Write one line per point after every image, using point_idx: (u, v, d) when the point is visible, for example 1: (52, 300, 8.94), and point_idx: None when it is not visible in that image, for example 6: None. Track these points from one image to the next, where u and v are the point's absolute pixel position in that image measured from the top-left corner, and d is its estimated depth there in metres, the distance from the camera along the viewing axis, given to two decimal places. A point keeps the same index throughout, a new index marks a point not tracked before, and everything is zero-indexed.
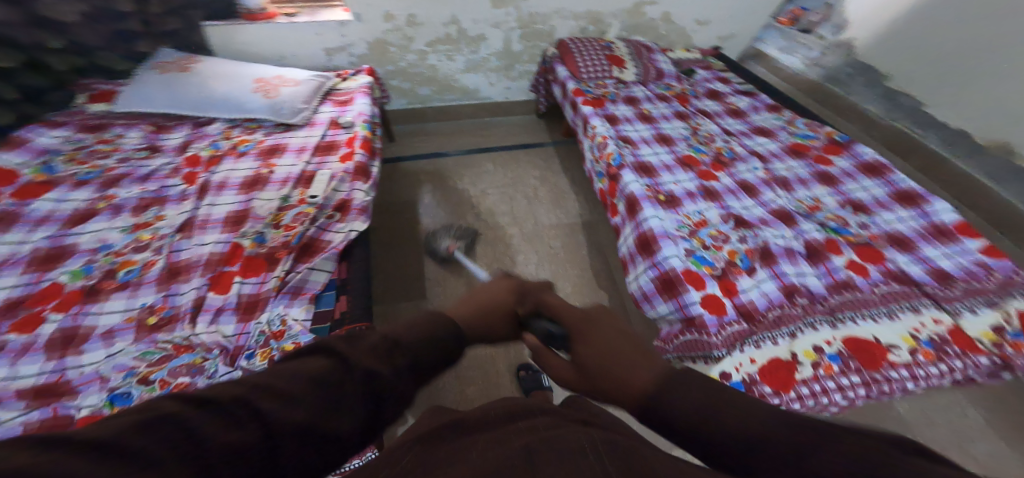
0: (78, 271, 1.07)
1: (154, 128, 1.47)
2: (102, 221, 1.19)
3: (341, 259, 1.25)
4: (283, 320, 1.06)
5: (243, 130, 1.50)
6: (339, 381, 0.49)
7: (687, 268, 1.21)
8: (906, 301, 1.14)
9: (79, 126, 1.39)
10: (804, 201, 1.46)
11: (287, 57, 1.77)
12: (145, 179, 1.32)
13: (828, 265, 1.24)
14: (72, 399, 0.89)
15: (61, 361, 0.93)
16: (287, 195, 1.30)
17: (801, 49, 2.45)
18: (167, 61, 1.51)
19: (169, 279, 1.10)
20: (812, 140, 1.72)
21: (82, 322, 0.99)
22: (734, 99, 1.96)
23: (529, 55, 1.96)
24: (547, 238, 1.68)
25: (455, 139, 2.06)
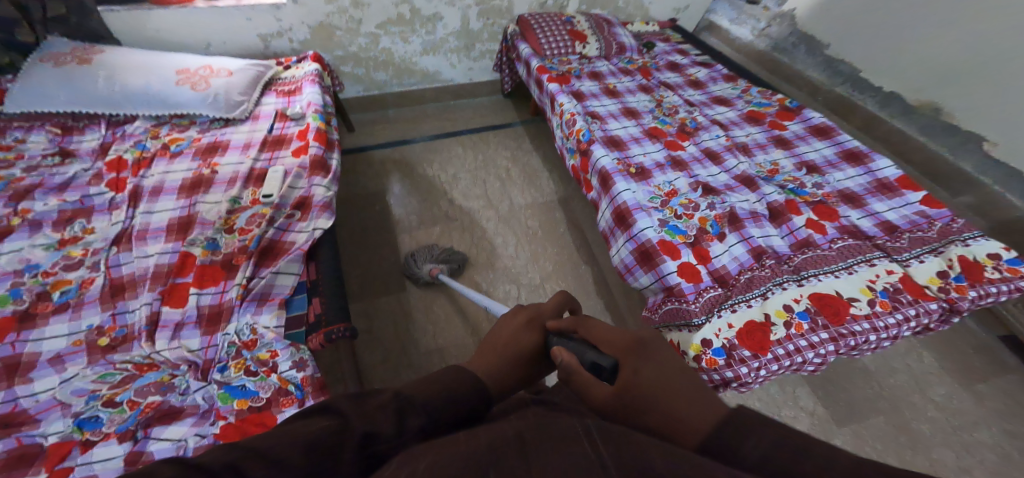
0: (4, 296, 0.96)
1: (61, 129, 1.34)
2: (21, 238, 1.07)
3: (309, 260, 1.17)
4: (253, 329, 1.00)
5: (172, 127, 1.39)
6: (332, 444, 0.46)
7: (662, 238, 1.24)
8: (861, 255, 1.22)
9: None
10: (763, 165, 1.51)
11: (214, 45, 1.62)
12: (61, 188, 1.19)
13: (790, 225, 1.31)
14: (33, 427, 0.81)
15: (9, 391, 0.85)
16: (237, 196, 1.21)
17: (750, 21, 2.42)
18: (63, 51, 1.35)
19: (113, 297, 1.01)
20: (766, 108, 1.77)
21: (22, 350, 0.90)
22: (694, 70, 1.98)
23: (489, 33, 1.89)
24: (523, 218, 1.66)
25: (419, 124, 1.98)
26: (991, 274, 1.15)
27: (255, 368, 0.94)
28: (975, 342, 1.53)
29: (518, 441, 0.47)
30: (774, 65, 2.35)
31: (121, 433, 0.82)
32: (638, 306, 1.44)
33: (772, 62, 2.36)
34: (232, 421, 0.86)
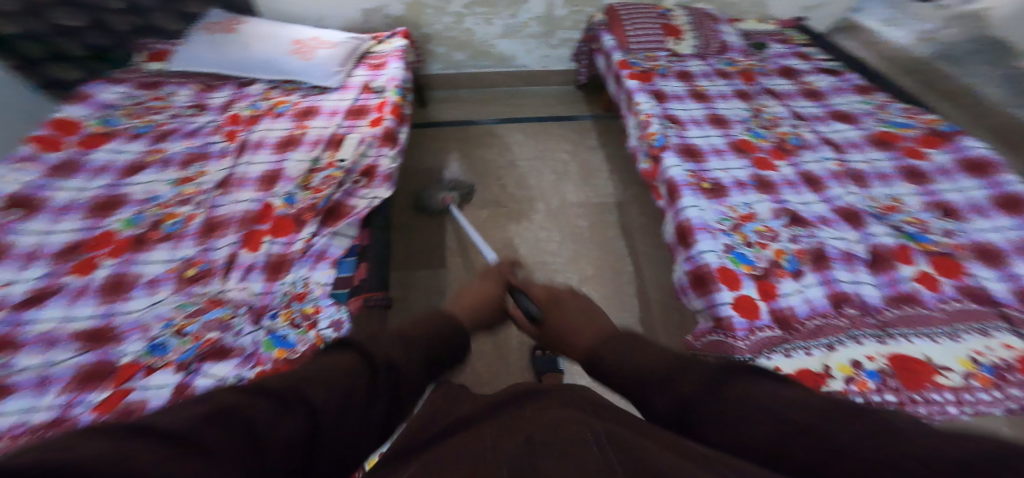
0: (129, 220, 1.15)
1: (203, 86, 1.53)
2: (152, 173, 1.27)
3: (364, 226, 1.25)
4: (306, 283, 1.06)
5: (282, 91, 1.51)
6: (362, 375, 0.52)
7: (723, 265, 1.10)
8: (975, 321, 0.98)
9: (137, 83, 1.51)
10: (880, 199, 1.28)
11: (324, 19, 1.76)
12: (191, 135, 1.38)
13: (893, 275, 1.08)
14: (118, 345, 0.93)
15: (111, 307, 0.99)
16: (316, 157, 1.31)
17: (911, 22, 1.94)
18: (215, 21, 1.54)
19: (207, 234, 1.14)
20: (907, 130, 1.47)
21: (129, 270, 1.06)
22: (815, 78, 1.73)
23: (572, 20, 1.83)
24: (572, 216, 1.61)
25: (490, 105, 2.01)
26: None
27: (298, 321, 0.99)
28: None
29: (527, 445, 0.44)
30: (929, 78, 1.78)
31: (178, 363, 0.89)
32: (677, 328, 1.33)
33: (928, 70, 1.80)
34: (267, 369, 0.90)
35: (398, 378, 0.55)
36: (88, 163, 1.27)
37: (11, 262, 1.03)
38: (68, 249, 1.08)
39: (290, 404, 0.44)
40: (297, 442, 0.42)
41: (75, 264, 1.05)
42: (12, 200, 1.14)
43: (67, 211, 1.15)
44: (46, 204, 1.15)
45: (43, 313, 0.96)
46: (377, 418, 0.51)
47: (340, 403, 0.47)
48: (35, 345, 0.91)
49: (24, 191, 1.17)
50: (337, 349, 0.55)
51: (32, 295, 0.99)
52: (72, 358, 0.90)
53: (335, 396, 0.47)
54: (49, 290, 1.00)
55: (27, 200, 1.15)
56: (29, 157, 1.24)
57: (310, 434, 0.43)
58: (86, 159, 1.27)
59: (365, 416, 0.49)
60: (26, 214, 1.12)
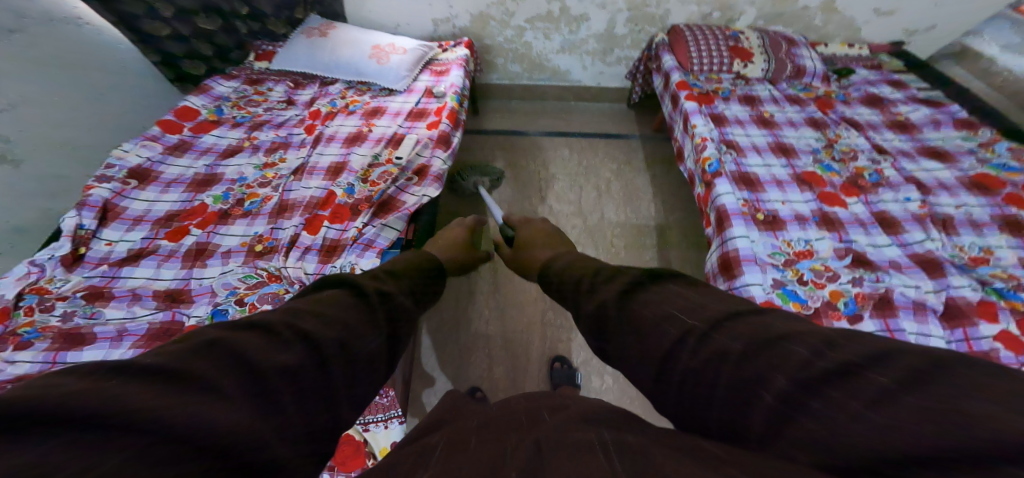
0: (219, 196, 1.32)
1: (294, 84, 1.69)
2: (244, 157, 1.44)
3: (410, 221, 1.33)
4: (352, 268, 1.13)
5: (356, 91, 1.65)
6: (356, 307, 0.57)
7: (770, 300, 1.04)
8: None
9: (245, 80, 1.70)
10: (966, 249, 1.13)
11: (401, 26, 1.86)
12: (279, 126, 1.55)
13: (970, 332, 0.97)
14: (188, 307, 1.07)
15: (190, 271, 1.15)
16: (377, 153, 1.43)
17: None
18: (313, 26, 1.70)
19: (277, 214, 1.28)
20: (1013, 173, 1.29)
21: (212, 239, 1.22)
22: (908, 108, 1.56)
23: (632, 39, 1.82)
24: (609, 234, 1.60)
25: (535, 119, 2.04)
26: None
27: None
28: None
29: (536, 447, 0.44)
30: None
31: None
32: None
33: None
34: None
35: (394, 309, 0.62)
36: (198, 143, 1.47)
37: (120, 224, 1.21)
38: (168, 217, 1.26)
39: (284, 337, 0.48)
40: (303, 370, 0.46)
41: (170, 230, 1.22)
42: (132, 171, 1.31)
43: (173, 184, 1.34)
44: (159, 177, 1.34)
45: (135, 271, 1.13)
46: (384, 348, 0.56)
47: (340, 332, 0.52)
48: (122, 299, 1.06)
49: (143, 165, 1.35)
50: (320, 291, 0.59)
51: (131, 254, 1.16)
52: (148, 315, 1.04)
53: (332, 331, 0.52)
54: (143, 251, 1.17)
55: (146, 173, 1.34)
56: (155, 136, 1.42)
57: (317, 368, 0.48)
58: (198, 141, 1.47)
59: (369, 348, 0.54)
60: (139, 183, 1.31)
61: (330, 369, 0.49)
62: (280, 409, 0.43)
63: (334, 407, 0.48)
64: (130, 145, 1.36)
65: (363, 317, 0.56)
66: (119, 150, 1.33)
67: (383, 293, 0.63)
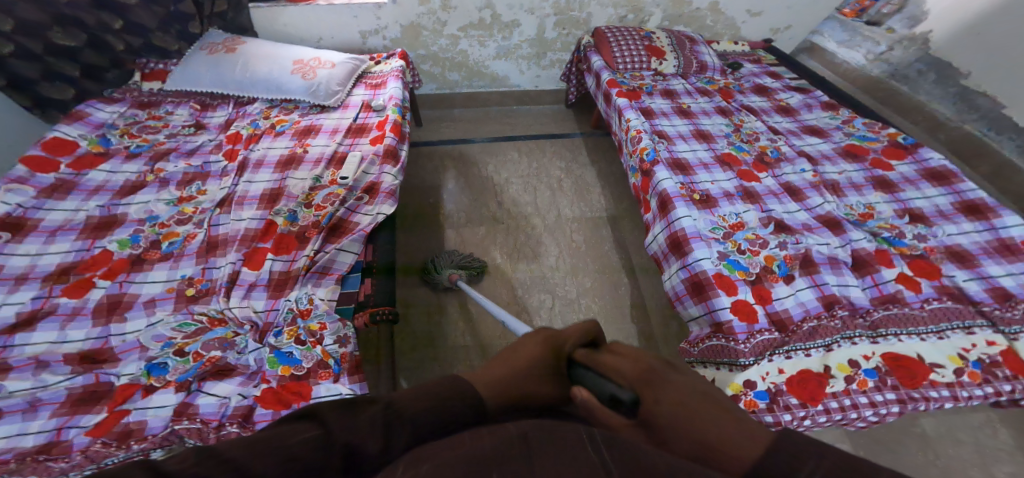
0: (126, 240, 1.07)
1: (200, 106, 1.47)
2: (150, 193, 1.18)
3: (369, 242, 1.17)
4: (311, 299, 1.00)
5: (281, 110, 1.46)
6: (317, 459, 0.43)
7: (719, 272, 1.05)
8: (958, 319, 0.97)
9: (132, 103, 1.45)
10: (855, 207, 1.23)
11: (323, 40, 1.75)
12: (190, 154, 1.31)
13: (875, 277, 1.06)
14: (113, 366, 0.86)
15: (106, 327, 0.92)
16: (319, 175, 1.22)
17: (867, 44, 2.08)
18: (216, 41, 1.51)
19: (207, 253, 1.06)
20: (870, 143, 1.45)
21: (127, 290, 0.98)
22: (785, 95, 1.69)
23: (562, 42, 1.88)
24: (569, 231, 1.64)
25: (481, 126, 2.04)
26: None
27: (304, 337, 0.94)
28: None
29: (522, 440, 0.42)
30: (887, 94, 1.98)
31: (178, 383, 0.85)
32: (675, 336, 1.36)
33: (887, 91, 1.98)
34: (273, 386, 0.87)
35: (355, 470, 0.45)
36: (83, 182, 1.18)
37: None
38: (60, 272, 0.99)
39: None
40: None
41: (68, 285, 0.97)
42: (0, 222, 1.04)
43: (60, 232, 1.07)
44: (38, 225, 1.07)
45: (31, 337, 0.88)
46: None
47: None
48: (23, 369, 0.83)
49: (14, 212, 1.07)
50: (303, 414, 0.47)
51: (22, 318, 0.90)
52: (64, 381, 0.82)
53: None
54: (36, 313, 0.91)
55: (19, 222, 1.06)
56: (20, 178, 1.14)
57: None
58: (82, 178, 1.19)
59: None
60: (13, 235, 1.04)
61: None
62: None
63: None
64: None
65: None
66: None
67: (351, 443, 0.45)
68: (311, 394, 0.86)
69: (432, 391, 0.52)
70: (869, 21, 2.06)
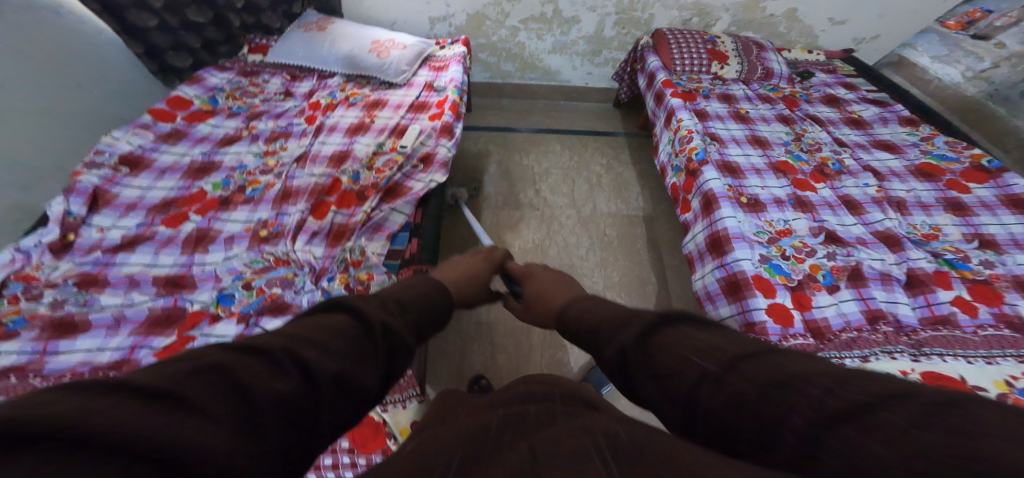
0: (219, 183, 1.20)
1: (291, 77, 1.62)
2: (242, 145, 1.33)
3: (419, 206, 1.26)
4: (363, 251, 1.07)
5: (355, 85, 1.57)
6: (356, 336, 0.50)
7: (759, 274, 1.02)
8: (1010, 347, 0.89)
9: (239, 72, 1.61)
10: (919, 227, 1.18)
11: (398, 24, 1.87)
12: (278, 116, 1.44)
13: (930, 298, 0.99)
14: (190, 293, 0.97)
15: (191, 256, 1.03)
16: (381, 142, 1.32)
17: (968, 59, 1.64)
18: (311, 21, 1.66)
19: (281, 200, 1.17)
20: (949, 164, 1.37)
21: (213, 225, 1.10)
22: (859, 107, 1.63)
23: (619, 42, 1.91)
24: (603, 225, 1.67)
25: (528, 116, 2.11)
26: None
27: (353, 285, 1.00)
28: None
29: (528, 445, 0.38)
30: (977, 117, 1.57)
31: (240, 315, 0.91)
32: None
33: None
34: None
35: (398, 346, 0.54)
36: (192, 132, 1.34)
37: (112, 210, 1.10)
38: (163, 204, 1.14)
39: (284, 364, 0.42)
40: (296, 397, 0.41)
41: (168, 216, 1.11)
42: (123, 158, 1.20)
43: (168, 171, 1.22)
44: (151, 164, 1.22)
45: (130, 258, 1.01)
46: (380, 375, 0.50)
47: (347, 360, 0.47)
48: (119, 286, 0.96)
49: (134, 152, 1.23)
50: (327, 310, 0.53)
51: (126, 240, 1.04)
52: (149, 301, 0.93)
53: (336, 363, 0.45)
54: (139, 237, 1.05)
55: (138, 160, 1.22)
56: (144, 125, 1.31)
57: (307, 389, 0.42)
58: (191, 129, 1.35)
59: (364, 382, 0.47)
60: (131, 170, 1.19)
61: (319, 393, 0.43)
62: (265, 445, 0.37)
63: (319, 433, 0.42)
64: (120, 132, 1.25)
65: (369, 354, 0.50)
66: (109, 136, 1.22)
67: (387, 322, 0.55)
68: None
69: (421, 288, 0.69)
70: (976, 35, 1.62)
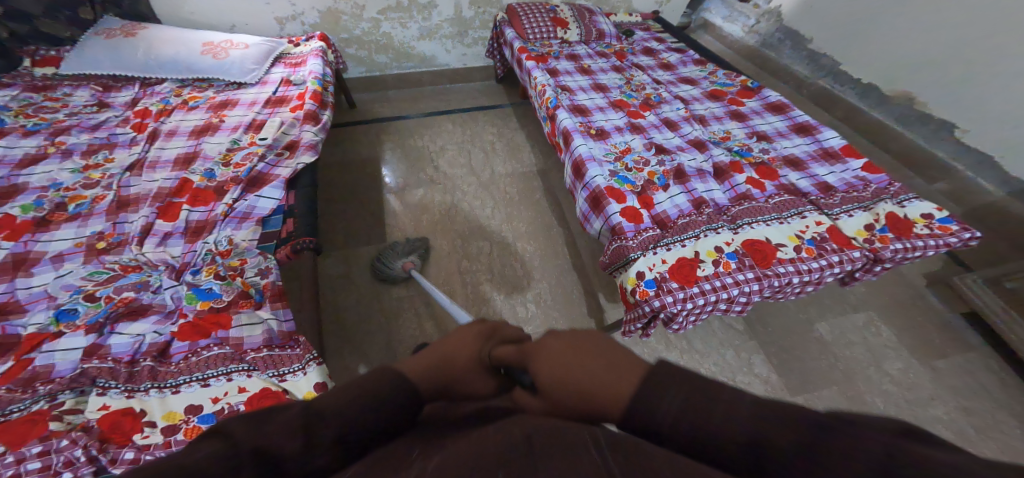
0: (29, 204, 1.07)
1: (103, 88, 1.46)
2: (52, 163, 1.19)
3: (289, 189, 1.23)
4: (230, 240, 1.04)
5: (194, 89, 1.48)
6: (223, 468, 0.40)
7: (611, 185, 1.18)
8: (793, 207, 1.15)
9: (24, 87, 1.41)
10: (717, 133, 1.42)
11: (237, 26, 1.78)
12: (94, 128, 1.31)
13: (732, 181, 1.23)
14: (20, 318, 0.86)
15: (11, 283, 0.91)
16: (237, 138, 1.28)
17: (742, 18, 2.30)
18: (113, 27, 1.50)
19: (117, 210, 1.08)
20: (728, 88, 1.63)
21: (32, 248, 0.98)
22: (667, 54, 1.85)
23: (480, 20, 2.02)
24: (502, 185, 1.78)
25: (415, 103, 2.15)
26: (920, 233, 1.07)
27: (224, 272, 0.97)
28: (937, 319, 1.43)
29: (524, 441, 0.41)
30: (761, 61, 2.22)
31: (88, 326, 0.84)
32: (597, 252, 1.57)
33: (763, 59, 2.22)
34: (190, 319, 0.89)
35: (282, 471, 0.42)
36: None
37: None
38: None
39: None
40: None
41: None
42: None
43: None
44: None
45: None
46: None
47: None
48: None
49: None
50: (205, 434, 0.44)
51: None
52: None
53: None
54: None
55: None
56: None
57: None
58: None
59: None
60: None
61: None
62: None
63: None
64: None
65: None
66: None
67: (264, 445, 0.43)
68: (232, 323, 0.89)
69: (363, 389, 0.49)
70: None
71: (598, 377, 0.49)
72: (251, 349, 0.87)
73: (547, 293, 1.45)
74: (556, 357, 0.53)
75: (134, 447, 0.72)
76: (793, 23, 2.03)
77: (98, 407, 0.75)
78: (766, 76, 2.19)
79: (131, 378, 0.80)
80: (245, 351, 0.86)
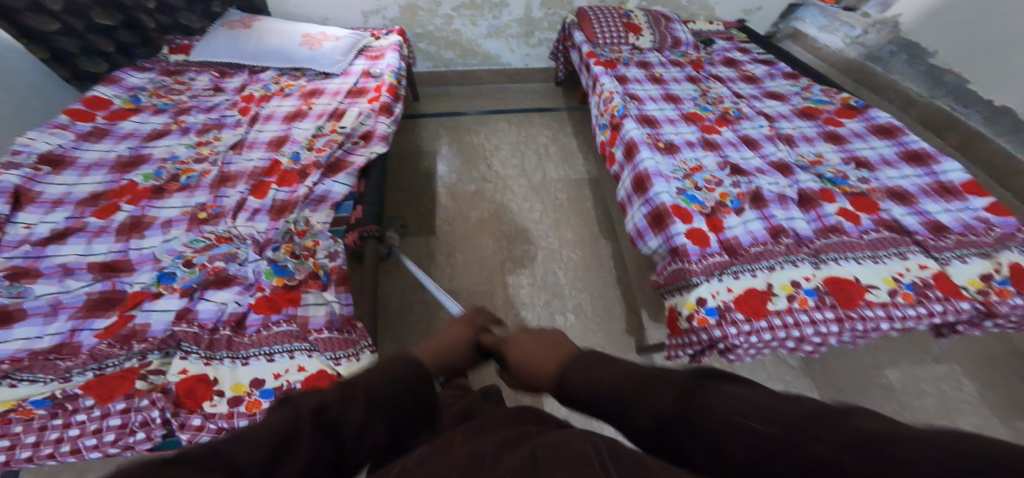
0: (149, 174, 1.17)
1: (220, 75, 1.56)
2: (172, 139, 1.29)
3: (361, 177, 1.27)
4: (307, 221, 1.09)
5: (290, 77, 1.56)
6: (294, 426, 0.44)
7: (676, 204, 1.13)
8: (893, 246, 1.04)
9: (161, 71, 1.54)
10: (806, 155, 1.31)
11: (330, 19, 1.87)
12: (210, 110, 1.41)
13: (819, 211, 1.13)
14: (129, 275, 0.95)
15: (126, 243, 1.00)
16: (321, 126, 1.34)
17: (844, 28, 1.98)
18: (234, 19, 1.62)
19: (219, 185, 1.16)
20: (825, 106, 1.51)
21: (147, 213, 1.07)
22: (751, 66, 1.74)
23: (549, 22, 2.00)
24: (553, 189, 1.76)
25: (477, 100, 2.17)
26: None
27: (298, 251, 1.02)
28: None
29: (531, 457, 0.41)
30: (861, 76, 1.89)
31: (183, 290, 0.91)
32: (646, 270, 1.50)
33: (862, 72, 1.89)
34: (267, 293, 0.93)
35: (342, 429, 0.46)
36: (115, 130, 1.29)
37: (38, 206, 1.05)
38: (93, 197, 1.10)
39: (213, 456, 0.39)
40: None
41: (97, 208, 1.07)
42: (44, 157, 1.15)
43: (93, 167, 1.17)
44: (74, 162, 1.17)
45: (63, 249, 0.98)
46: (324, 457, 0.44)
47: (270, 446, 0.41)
48: (52, 275, 0.92)
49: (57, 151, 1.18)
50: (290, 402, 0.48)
51: (54, 234, 1.00)
52: (85, 286, 0.91)
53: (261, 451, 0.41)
54: (68, 230, 1.01)
55: (60, 159, 1.17)
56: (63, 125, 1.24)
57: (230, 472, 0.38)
58: (115, 127, 1.30)
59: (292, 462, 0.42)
60: (53, 169, 1.14)
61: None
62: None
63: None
64: (35, 133, 1.19)
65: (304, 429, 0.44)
66: (23, 137, 1.16)
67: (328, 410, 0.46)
68: (300, 301, 0.94)
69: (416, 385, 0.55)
70: (846, 7, 1.98)
71: (543, 360, 0.64)
72: (315, 330, 0.90)
73: (589, 305, 1.41)
74: (520, 343, 0.70)
75: (202, 414, 0.78)
76: (916, 35, 1.71)
77: (178, 371, 0.81)
78: (864, 94, 1.87)
79: (210, 346, 0.85)
80: (308, 332, 0.89)
